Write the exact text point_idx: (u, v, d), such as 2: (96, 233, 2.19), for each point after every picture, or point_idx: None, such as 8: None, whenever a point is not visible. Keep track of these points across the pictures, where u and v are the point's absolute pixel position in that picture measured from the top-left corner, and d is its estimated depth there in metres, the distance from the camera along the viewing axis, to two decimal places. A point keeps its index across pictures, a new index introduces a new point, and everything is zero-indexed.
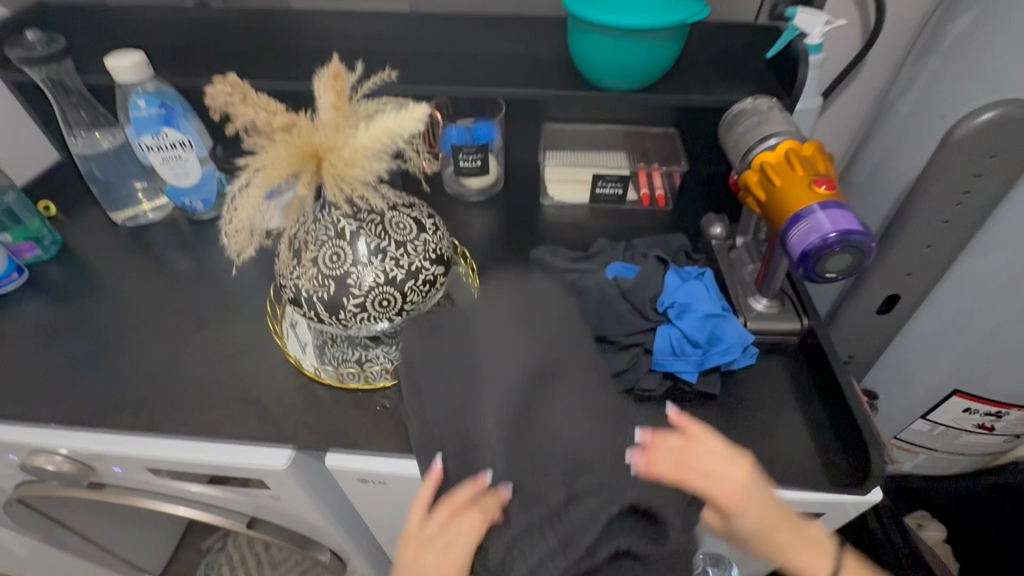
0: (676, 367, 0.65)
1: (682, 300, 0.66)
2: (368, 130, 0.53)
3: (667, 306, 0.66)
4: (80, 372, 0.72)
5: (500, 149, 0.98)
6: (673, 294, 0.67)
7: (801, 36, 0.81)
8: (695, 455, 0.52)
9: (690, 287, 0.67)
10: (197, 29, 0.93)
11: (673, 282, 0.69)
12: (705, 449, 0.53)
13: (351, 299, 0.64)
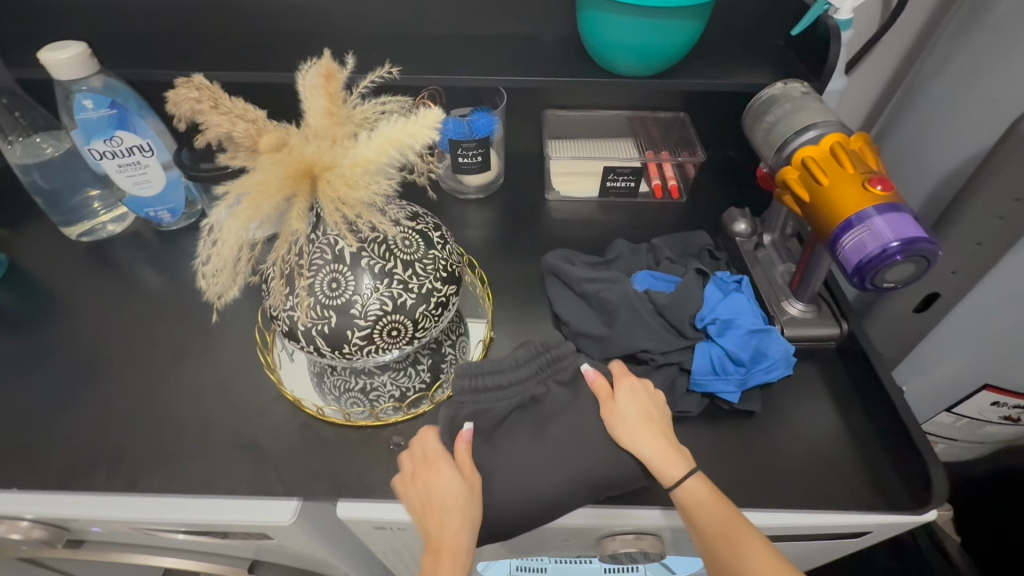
0: (716, 388, 0.61)
1: (726, 315, 0.62)
2: (370, 140, 0.45)
3: (710, 321, 0.62)
4: (41, 422, 0.63)
5: (501, 140, 0.89)
6: (715, 308, 0.63)
7: (829, 11, 0.73)
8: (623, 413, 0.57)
9: (733, 300, 0.63)
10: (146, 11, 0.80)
11: (714, 294, 0.64)
12: (629, 395, 0.57)
13: (356, 332, 0.56)
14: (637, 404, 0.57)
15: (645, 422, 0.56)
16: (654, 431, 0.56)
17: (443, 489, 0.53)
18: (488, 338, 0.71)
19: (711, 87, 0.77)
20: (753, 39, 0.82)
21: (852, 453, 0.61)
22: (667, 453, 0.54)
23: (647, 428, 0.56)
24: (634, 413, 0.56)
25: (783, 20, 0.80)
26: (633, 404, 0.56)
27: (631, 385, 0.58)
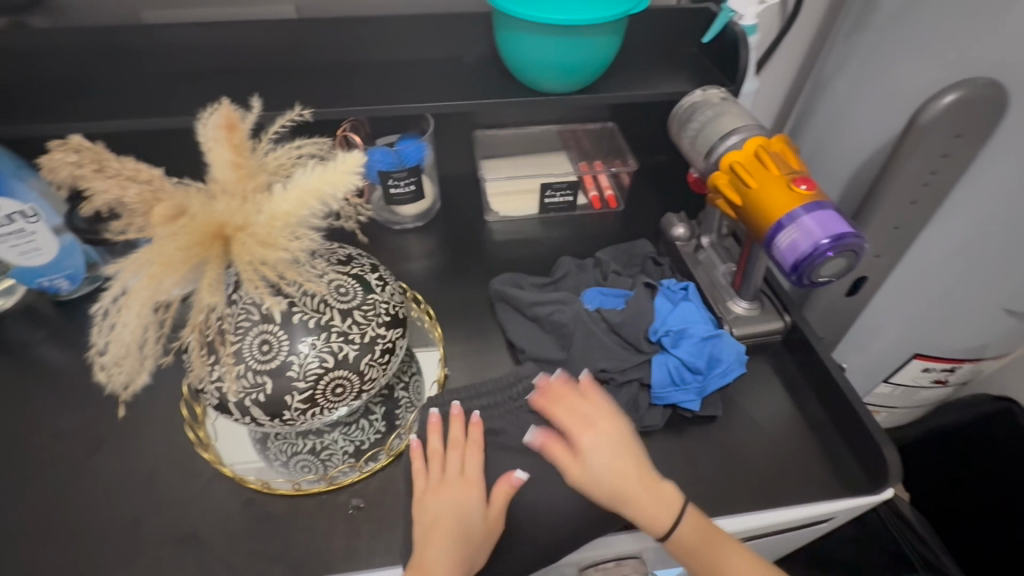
0: (676, 400, 0.61)
1: (677, 325, 0.63)
2: (287, 192, 0.41)
3: (663, 334, 0.63)
4: None
5: (433, 166, 0.86)
6: (667, 320, 0.64)
7: (735, 18, 0.77)
8: (597, 446, 0.51)
9: (683, 311, 0.65)
10: (19, 58, 0.72)
11: (665, 306, 0.66)
12: (600, 447, 0.51)
13: (296, 395, 0.51)
14: (611, 458, 0.51)
15: (622, 467, 0.51)
16: (636, 478, 0.50)
17: (472, 503, 0.52)
18: (442, 376, 0.67)
19: (635, 97, 0.78)
20: (667, 47, 0.85)
21: (811, 443, 0.63)
22: (653, 503, 0.50)
23: (621, 477, 0.50)
24: (609, 464, 0.51)
25: (693, 27, 0.83)
26: (600, 458, 0.51)
27: (594, 437, 0.52)
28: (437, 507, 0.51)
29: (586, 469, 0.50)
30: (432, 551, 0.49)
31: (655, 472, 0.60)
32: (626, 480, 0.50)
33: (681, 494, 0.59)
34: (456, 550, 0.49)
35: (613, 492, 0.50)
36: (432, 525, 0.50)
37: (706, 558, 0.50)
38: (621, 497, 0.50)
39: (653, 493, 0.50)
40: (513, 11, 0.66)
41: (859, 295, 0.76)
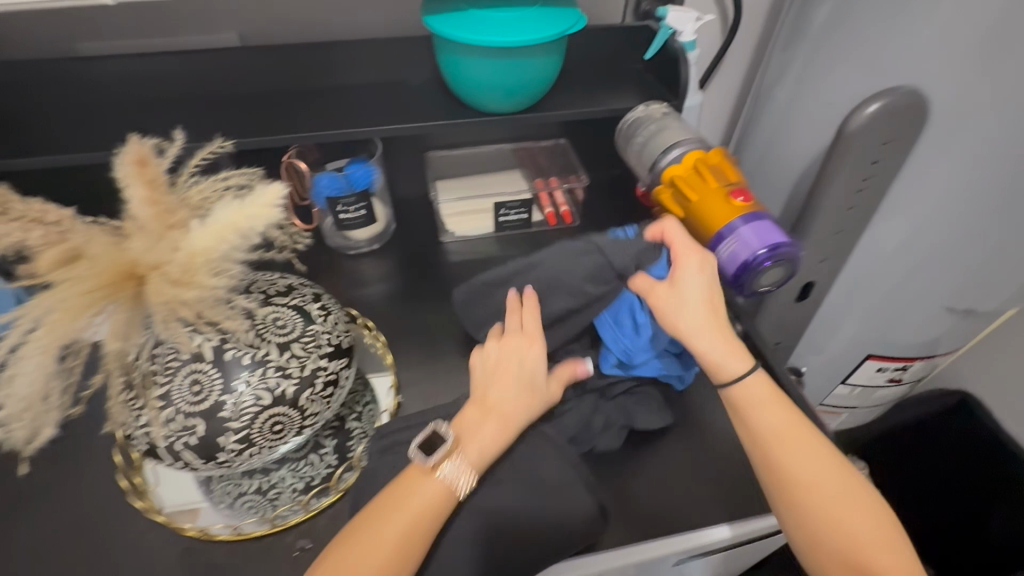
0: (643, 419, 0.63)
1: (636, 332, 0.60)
2: (204, 228, 0.39)
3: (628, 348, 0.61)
4: None
5: (384, 190, 0.86)
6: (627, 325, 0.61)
7: (674, 35, 0.78)
8: (684, 300, 0.53)
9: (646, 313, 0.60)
10: None
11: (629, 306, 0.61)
12: (692, 277, 0.54)
13: (230, 436, 0.49)
14: (702, 286, 0.54)
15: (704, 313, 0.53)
16: (709, 324, 0.53)
17: (518, 419, 0.53)
18: (394, 406, 0.66)
19: (581, 115, 0.79)
20: (613, 65, 0.86)
21: None
22: (766, 402, 0.51)
23: (699, 328, 0.53)
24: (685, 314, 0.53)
25: (635, 45, 0.84)
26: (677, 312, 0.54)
27: (690, 270, 0.54)
28: (499, 377, 0.55)
29: (676, 291, 0.54)
30: (500, 396, 0.54)
31: (611, 492, 0.59)
32: (729, 355, 0.53)
33: (638, 513, 0.58)
34: (501, 416, 0.53)
35: (710, 362, 0.53)
36: (500, 374, 0.55)
37: (814, 473, 0.49)
38: (693, 334, 0.53)
39: (769, 402, 0.52)
40: (449, 36, 0.66)
41: (809, 301, 0.78)
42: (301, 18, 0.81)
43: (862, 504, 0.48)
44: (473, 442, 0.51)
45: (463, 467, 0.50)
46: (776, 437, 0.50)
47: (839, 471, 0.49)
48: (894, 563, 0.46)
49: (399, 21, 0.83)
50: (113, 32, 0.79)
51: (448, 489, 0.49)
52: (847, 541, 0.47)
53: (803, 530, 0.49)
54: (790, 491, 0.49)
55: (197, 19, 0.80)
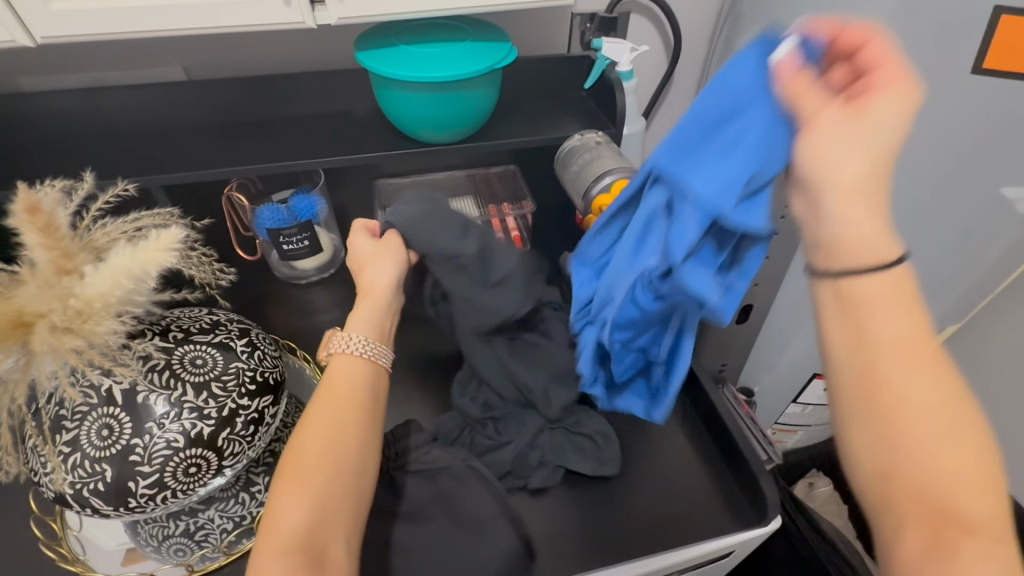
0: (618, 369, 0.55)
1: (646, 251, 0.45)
2: (98, 274, 0.39)
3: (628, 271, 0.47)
4: None
5: (331, 221, 0.86)
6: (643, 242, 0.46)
7: (612, 65, 0.80)
8: (870, 132, 0.34)
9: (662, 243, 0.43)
10: None
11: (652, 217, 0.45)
12: (883, 120, 0.34)
13: (141, 481, 0.48)
14: (884, 138, 0.34)
15: (864, 161, 0.34)
16: (873, 181, 0.34)
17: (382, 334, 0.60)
18: None
19: (523, 143, 0.80)
20: (557, 93, 0.87)
21: (703, 477, 0.63)
22: (883, 304, 0.35)
23: (876, 169, 0.34)
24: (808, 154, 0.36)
25: (577, 74, 0.86)
26: (838, 139, 0.35)
27: (886, 103, 0.35)
28: (368, 257, 0.65)
29: (863, 115, 0.35)
30: (371, 278, 0.63)
31: (543, 524, 0.59)
32: (882, 228, 0.35)
33: (570, 545, 0.58)
34: (374, 305, 0.61)
35: (852, 242, 0.35)
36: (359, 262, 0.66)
37: (917, 399, 0.34)
38: (854, 179, 0.34)
39: (885, 303, 0.35)
40: (381, 71, 0.66)
41: (750, 323, 0.79)
42: (244, 51, 0.81)
43: (974, 463, 0.34)
44: (359, 322, 0.58)
45: (370, 352, 0.55)
46: (887, 346, 0.35)
47: (962, 414, 0.35)
48: (987, 513, 0.33)
49: (345, 54, 0.84)
50: (56, 67, 0.79)
51: (363, 360, 0.55)
52: (918, 483, 0.34)
53: (878, 462, 0.35)
54: (877, 410, 0.35)
55: (139, 54, 0.80)
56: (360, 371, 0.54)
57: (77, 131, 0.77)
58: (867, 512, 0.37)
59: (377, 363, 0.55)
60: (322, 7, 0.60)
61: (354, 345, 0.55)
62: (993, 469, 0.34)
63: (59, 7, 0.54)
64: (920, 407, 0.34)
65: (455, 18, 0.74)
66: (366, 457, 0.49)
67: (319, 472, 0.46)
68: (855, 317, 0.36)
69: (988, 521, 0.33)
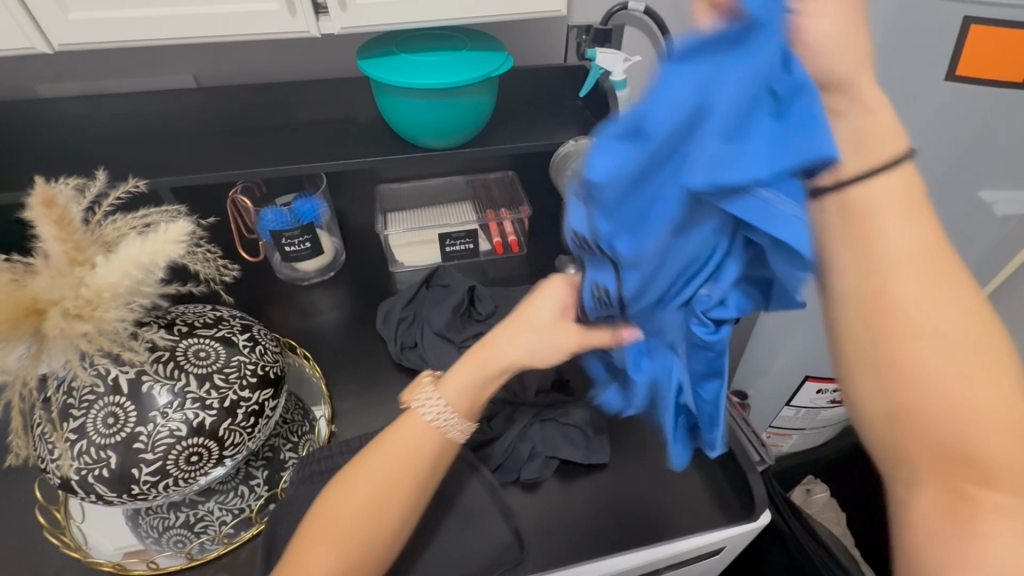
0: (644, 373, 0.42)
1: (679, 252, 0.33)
2: (109, 265, 0.41)
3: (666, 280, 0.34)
4: None
5: (332, 223, 0.88)
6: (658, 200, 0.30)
7: (606, 74, 0.83)
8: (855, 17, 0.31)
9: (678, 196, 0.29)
10: None
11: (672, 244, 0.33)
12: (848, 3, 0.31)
13: (145, 468, 0.50)
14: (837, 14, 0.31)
15: (850, 46, 0.31)
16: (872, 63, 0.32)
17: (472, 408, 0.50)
18: (328, 435, 0.66)
19: (519, 149, 0.82)
20: (553, 101, 0.90)
21: (692, 474, 0.64)
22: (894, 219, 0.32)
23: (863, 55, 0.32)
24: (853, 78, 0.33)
25: (573, 83, 0.89)
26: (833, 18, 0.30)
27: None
28: (509, 323, 0.50)
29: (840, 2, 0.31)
30: (502, 336, 0.50)
31: (534, 517, 0.60)
32: (877, 124, 0.33)
33: (560, 537, 0.59)
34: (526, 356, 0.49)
35: (857, 138, 0.32)
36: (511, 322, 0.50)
37: (934, 321, 0.32)
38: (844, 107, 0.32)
39: (909, 209, 0.32)
40: (382, 78, 0.69)
41: None
42: (251, 60, 0.84)
43: (992, 387, 0.32)
44: (453, 382, 0.50)
45: (442, 420, 0.49)
46: (903, 260, 0.32)
47: (979, 336, 0.33)
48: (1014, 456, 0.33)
49: (349, 63, 0.87)
50: (71, 74, 0.82)
51: (436, 433, 0.49)
52: (935, 417, 0.32)
53: (887, 400, 0.33)
54: (904, 340, 0.32)
55: (150, 62, 0.83)
56: (428, 437, 0.49)
57: (89, 135, 0.80)
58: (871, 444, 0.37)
59: (444, 438, 0.49)
60: (326, 17, 0.63)
61: (433, 414, 0.49)
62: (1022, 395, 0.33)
63: (78, 16, 0.57)
64: (927, 330, 0.32)
65: (454, 29, 0.77)
66: (405, 528, 0.49)
67: (348, 532, 0.46)
68: (880, 230, 0.32)
69: (1013, 468, 0.33)
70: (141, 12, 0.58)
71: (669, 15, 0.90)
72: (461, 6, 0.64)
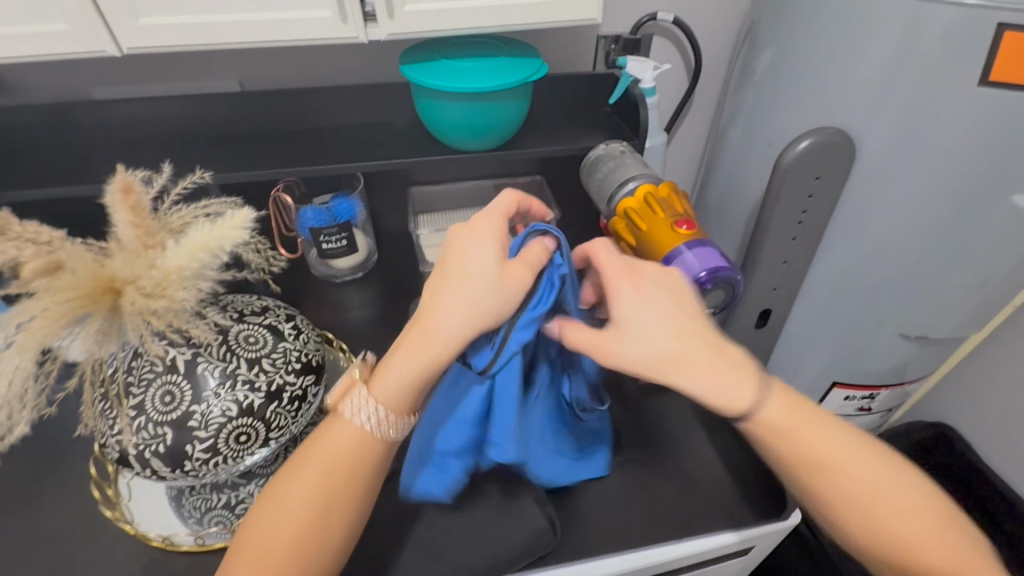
0: (438, 478, 0.55)
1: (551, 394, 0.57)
2: (179, 248, 0.44)
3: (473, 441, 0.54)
4: None
5: (366, 222, 0.91)
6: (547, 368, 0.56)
7: (636, 81, 0.85)
8: (641, 326, 0.46)
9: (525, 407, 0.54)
10: None
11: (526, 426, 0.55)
12: (644, 312, 0.46)
13: (198, 445, 0.52)
14: (657, 322, 0.46)
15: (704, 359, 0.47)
16: (685, 353, 0.46)
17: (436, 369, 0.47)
18: None
19: (550, 153, 0.85)
20: (582, 107, 0.92)
21: (721, 472, 0.65)
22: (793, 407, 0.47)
23: (676, 359, 0.45)
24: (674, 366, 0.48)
25: (602, 90, 0.91)
26: (644, 350, 0.45)
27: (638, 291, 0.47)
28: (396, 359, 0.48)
29: (621, 324, 0.46)
30: (436, 319, 0.46)
31: (564, 508, 0.61)
32: (718, 381, 0.46)
33: (589, 530, 0.60)
34: (420, 344, 0.47)
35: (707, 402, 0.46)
36: (439, 279, 0.48)
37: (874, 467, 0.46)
38: (694, 366, 0.46)
39: (810, 418, 0.47)
40: (423, 82, 0.72)
41: (770, 328, 0.80)
42: (294, 66, 0.89)
43: (908, 505, 0.46)
44: (395, 376, 0.47)
45: (381, 422, 0.47)
46: (797, 463, 0.47)
47: (882, 466, 0.47)
48: (948, 556, 0.44)
49: (388, 69, 0.91)
50: (126, 78, 0.87)
51: (366, 435, 0.47)
52: (904, 532, 0.45)
53: (857, 541, 0.47)
54: (840, 504, 0.46)
55: (199, 68, 0.87)
56: (355, 447, 0.47)
57: (140, 135, 0.84)
58: (869, 559, 0.48)
59: (383, 436, 0.48)
60: (374, 24, 0.66)
61: (364, 415, 0.47)
62: (928, 504, 0.46)
63: (146, 22, 0.61)
64: (863, 477, 0.46)
65: (490, 37, 0.81)
66: (346, 542, 0.47)
67: (294, 551, 0.45)
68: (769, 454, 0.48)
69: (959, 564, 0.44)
70: (202, 18, 0.62)
71: (697, 25, 0.92)
72: (501, 14, 0.67)
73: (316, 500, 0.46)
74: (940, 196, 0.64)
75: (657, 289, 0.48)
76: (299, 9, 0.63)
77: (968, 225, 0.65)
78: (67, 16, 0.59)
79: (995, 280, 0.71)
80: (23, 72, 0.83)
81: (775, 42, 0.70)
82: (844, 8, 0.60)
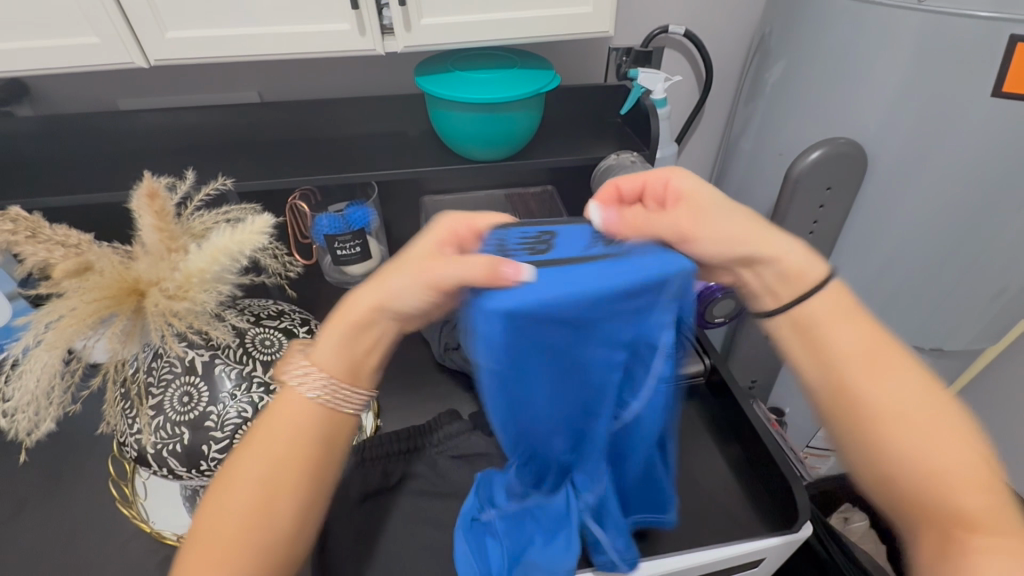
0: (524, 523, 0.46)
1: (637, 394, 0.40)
2: (201, 252, 0.45)
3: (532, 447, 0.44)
4: None
5: (379, 229, 0.93)
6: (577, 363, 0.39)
7: (647, 93, 0.86)
8: (712, 210, 0.44)
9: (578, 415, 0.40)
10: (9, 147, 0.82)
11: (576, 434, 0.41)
12: (691, 188, 0.45)
13: (214, 445, 0.53)
14: (725, 216, 0.45)
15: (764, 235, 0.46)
16: (754, 225, 0.45)
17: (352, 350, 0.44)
18: (374, 429, 0.68)
19: (561, 162, 0.86)
20: (594, 118, 0.93)
21: (731, 482, 0.64)
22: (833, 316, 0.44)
23: (748, 236, 0.44)
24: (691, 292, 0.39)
25: (614, 101, 0.92)
26: (720, 232, 0.44)
27: (681, 178, 0.46)
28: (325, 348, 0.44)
29: (689, 202, 0.44)
30: (365, 302, 0.43)
31: None
32: (804, 255, 0.45)
33: None
34: (339, 343, 0.44)
35: (792, 274, 0.44)
36: (391, 272, 0.43)
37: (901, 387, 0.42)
38: (771, 242, 0.45)
39: (846, 317, 0.44)
40: (437, 93, 0.74)
41: None
42: (313, 78, 0.91)
43: (949, 439, 0.40)
44: (327, 348, 0.44)
45: (327, 394, 0.43)
46: (849, 355, 0.43)
47: (932, 391, 0.42)
48: (984, 507, 0.39)
49: (403, 81, 0.93)
50: (152, 89, 0.90)
51: (309, 410, 0.43)
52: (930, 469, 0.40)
53: (873, 471, 0.43)
54: (872, 425, 0.42)
55: (221, 79, 0.90)
56: (301, 427, 0.43)
57: (163, 144, 0.87)
58: (904, 523, 0.43)
59: (336, 411, 0.44)
60: (391, 37, 0.68)
61: (313, 389, 0.43)
62: (980, 447, 0.41)
63: (172, 35, 0.64)
64: (904, 395, 0.41)
65: (503, 49, 0.82)
66: (302, 526, 0.43)
67: (242, 534, 0.41)
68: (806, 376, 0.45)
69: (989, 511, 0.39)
70: (226, 31, 0.64)
71: (709, 38, 0.93)
72: (515, 27, 0.68)
73: (263, 477, 0.42)
74: (952, 206, 0.63)
75: (683, 173, 0.47)
76: (318, 22, 0.65)
77: (984, 236, 0.65)
78: (98, 29, 0.62)
79: (1011, 293, 0.70)
80: (55, 83, 0.86)
81: (786, 54, 0.70)
82: (856, 20, 0.60)
